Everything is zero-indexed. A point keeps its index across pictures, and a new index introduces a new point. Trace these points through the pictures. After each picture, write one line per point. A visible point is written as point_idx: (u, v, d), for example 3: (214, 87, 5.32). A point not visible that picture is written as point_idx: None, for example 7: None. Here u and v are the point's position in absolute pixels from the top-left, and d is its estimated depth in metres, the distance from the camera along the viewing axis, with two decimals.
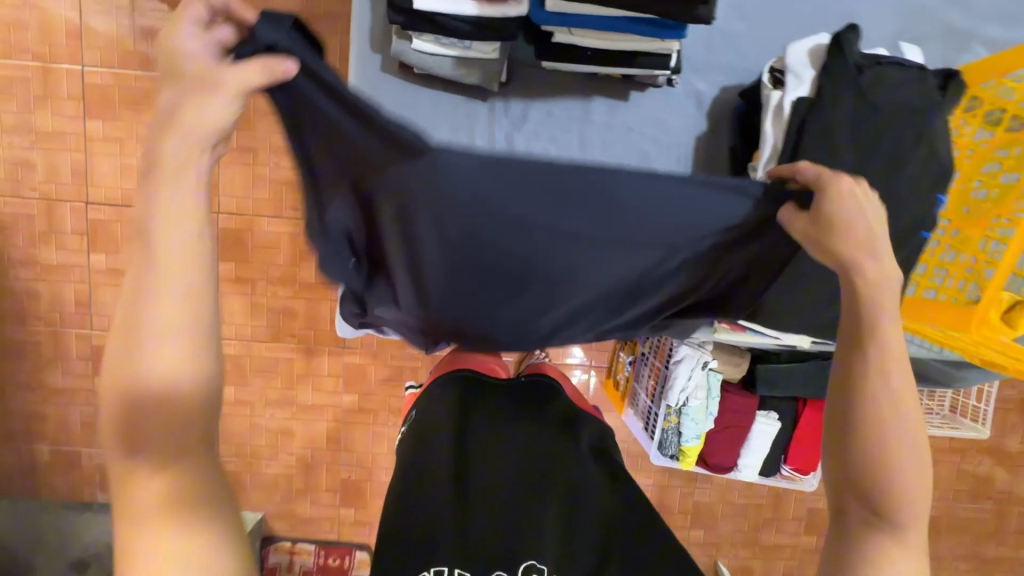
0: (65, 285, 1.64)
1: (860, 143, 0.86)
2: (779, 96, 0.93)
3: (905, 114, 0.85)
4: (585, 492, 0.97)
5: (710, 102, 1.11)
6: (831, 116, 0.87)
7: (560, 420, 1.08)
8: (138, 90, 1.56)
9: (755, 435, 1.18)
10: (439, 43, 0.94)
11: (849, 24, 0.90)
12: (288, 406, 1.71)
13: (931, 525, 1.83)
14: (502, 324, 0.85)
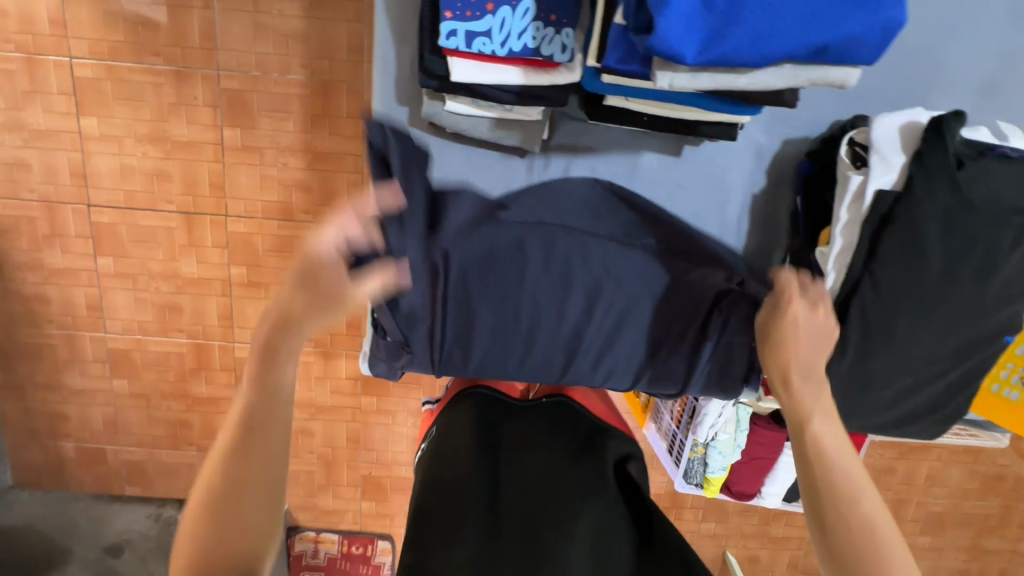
0: (75, 288, 1.60)
1: (951, 242, 0.85)
2: (860, 181, 0.88)
3: (999, 214, 0.84)
4: (614, 524, 0.83)
5: (771, 156, 1.06)
6: (923, 214, 0.85)
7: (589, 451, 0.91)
8: (133, 84, 1.46)
9: (781, 466, 1.18)
10: (476, 106, 0.95)
11: (953, 110, 0.86)
12: (307, 407, 1.72)
13: (937, 520, 1.88)
14: (529, 350, 1.01)
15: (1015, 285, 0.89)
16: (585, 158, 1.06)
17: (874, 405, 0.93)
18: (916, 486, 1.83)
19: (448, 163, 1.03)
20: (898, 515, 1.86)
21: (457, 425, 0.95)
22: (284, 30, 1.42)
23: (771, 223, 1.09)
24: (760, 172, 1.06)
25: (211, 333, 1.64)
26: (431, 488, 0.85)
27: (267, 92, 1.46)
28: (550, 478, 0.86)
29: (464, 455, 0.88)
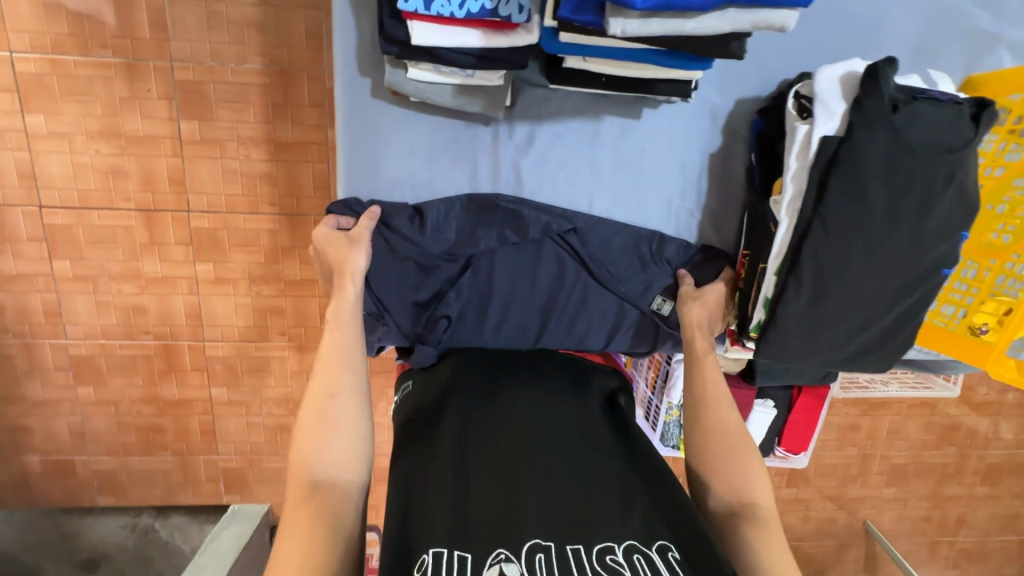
0: (31, 294, 1.54)
1: (892, 182, 0.88)
2: (807, 130, 0.91)
3: (934, 154, 0.88)
4: (598, 458, 0.88)
5: (725, 116, 1.07)
6: (863, 159, 0.88)
7: (567, 404, 0.96)
8: (80, 78, 1.40)
9: (754, 422, 1.23)
10: (438, 72, 0.93)
11: (886, 57, 0.88)
12: (285, 402, 1.70)
13: (901, 471, 1.98)
14: (511, 314, 1.07)
15: (951, 218, 0.92)
16: (548, 123, 1.04)
17: (828, 343, 0.97)
18: (879, 440, 1.93)
19: (410, 133, 1.02)
20: (865, 469, 1.96)
21: (429, 391, 0.98)
22: (238, 18, 1.39)
23: (728, 184, 1.11)
24: (715, 132, 1.08)
25: (180, 333, 1.60)
26: (411, 453, 0.87)
27: (224, 82, 1.43)
28: (530, 432, 0.90)
29: (445, 419, 0.91)
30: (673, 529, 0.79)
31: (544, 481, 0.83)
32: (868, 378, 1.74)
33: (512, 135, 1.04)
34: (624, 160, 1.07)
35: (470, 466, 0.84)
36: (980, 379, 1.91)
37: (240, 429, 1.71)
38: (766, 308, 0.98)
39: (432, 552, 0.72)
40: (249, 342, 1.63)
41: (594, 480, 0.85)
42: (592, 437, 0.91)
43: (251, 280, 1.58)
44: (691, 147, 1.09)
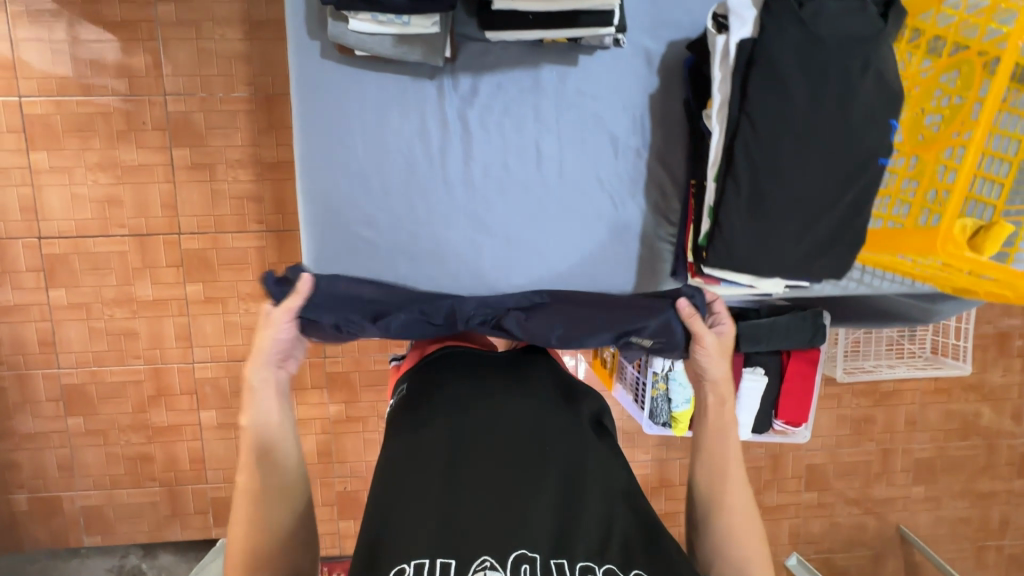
0: (27, 325, 1.57)
1: (814, 71, 0.85)
2: (723, 40, 0.89)
3: (853, 45, 0.84)
4: (593, 453, 0.81)
5: (659, 60, 1.01)
6: (777, 61, 0.85)
7: (565, 399, 0.88)
8: (81, 116, 1.51)
9: (745, 393, 1.18)
10: (376, 21, 0.87)
11: None
12: None
13: (927, 466, 1.86)
14: (467, 274, 1.03)
15: (878, 106, 0.86)
16: (490, 74, 0.99)
17: (778, 243, 0.92)
18: (898, 432, 1.83)
19: (354, 93, 0.95)
20: (888, 466, 1.85)
21: (422, 382, 0.89)
22: (226, 52, 1.51)
23: (669, 122, 1.04)
24: (650, 74, 1.02)
25: (170, 356, 1.62)
26: (401, 448, 0.80)
27: (211, 110, 1.53)
28: (526, 428, 0.82)
29: (434, 411, 0.83)
30: (659, 547, 0.73)
31: (536, 484, 0.76)
32: (872, 363, 1.71)
33: (457, 89, 0.98)
34: (570, 110, 1.01)
35: (459, 462, 0.77)
36: (993, 360, 1.82)
37: (230, 455, 1.67)
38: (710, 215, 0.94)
39: (414, 561, 0.67)
40: (239, 361, 1.63)
41: (590, 482, 0.77)
42: (591, 436, 0.83)
43: (240, 298, 1.61)
44: (630, 92, 1.02)
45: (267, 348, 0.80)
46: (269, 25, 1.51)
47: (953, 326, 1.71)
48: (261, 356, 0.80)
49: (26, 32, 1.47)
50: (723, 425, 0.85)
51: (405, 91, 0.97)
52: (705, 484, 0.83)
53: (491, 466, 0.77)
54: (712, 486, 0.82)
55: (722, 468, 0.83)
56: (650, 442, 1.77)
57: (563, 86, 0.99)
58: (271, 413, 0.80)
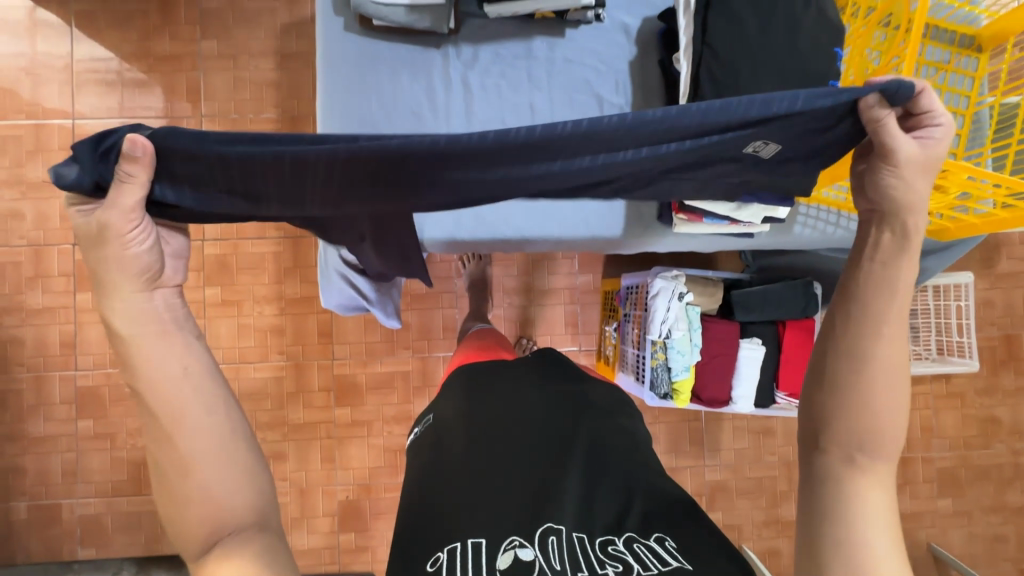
0: (51, 327, 1.64)
1: (764, 14, 0.94)
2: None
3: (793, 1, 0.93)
4: (607, 436, 0.86)
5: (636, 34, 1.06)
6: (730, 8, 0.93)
7: (579, 398, 0.93)
8: None
9: (744, 362, 1.20)
10: None
11: None
12: (279, 427, 1.67)
13: (950, 477, 1.78)
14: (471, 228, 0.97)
15: (823, 39, 0.92)
16: (487, 45, 1.04)
17: None
18: (915, 439, 1.78)
19: (368, 60, 0.99)
20: (909, 476, 1.78)
21: (446, 397, 0.97)
22: (258, 80, 1.70)
23: (650, 89, 1.07)
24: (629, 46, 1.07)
25: None
26: (428, 451, 0.86)
27: (240, 128, 1.69)
28: (541, 428, 0.87)
29: (458, 420, 0.88)
30: (681, 519, 0.73)
31: (554, 472, 0.80)
32: None
33: (458, 55, 1.02)
34: (558, 74, 1.05)
35: (483, 457, 0.81)
36: (1004, 362, 1.80)
37: None
38: None
39: (447, 548, 0.69)
40: (249, 363, 1.67)
41: (604, 466, 0.81)
42: (604, 427, 0.88)
43: (254, 300, 1.67)
44: (610, 60, 1.06)
45: (128, 262, 0.61)
46: (296, 55, 1.71)
47: (955, 324, 1.70)
48: (127, 279, 0.61)
49: (87, 65, 1.69)
50: (890, 274, 0.61)
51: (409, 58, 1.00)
52: (846, 330, 0.62)
53: (513, 462, 0.81)
54: (860, 335, 0.61)
55: (887, 315, 0.61)
56: (659, 449, 1.72)
57: (551, 51, 1.03)
58: (167, 359, 0.60)
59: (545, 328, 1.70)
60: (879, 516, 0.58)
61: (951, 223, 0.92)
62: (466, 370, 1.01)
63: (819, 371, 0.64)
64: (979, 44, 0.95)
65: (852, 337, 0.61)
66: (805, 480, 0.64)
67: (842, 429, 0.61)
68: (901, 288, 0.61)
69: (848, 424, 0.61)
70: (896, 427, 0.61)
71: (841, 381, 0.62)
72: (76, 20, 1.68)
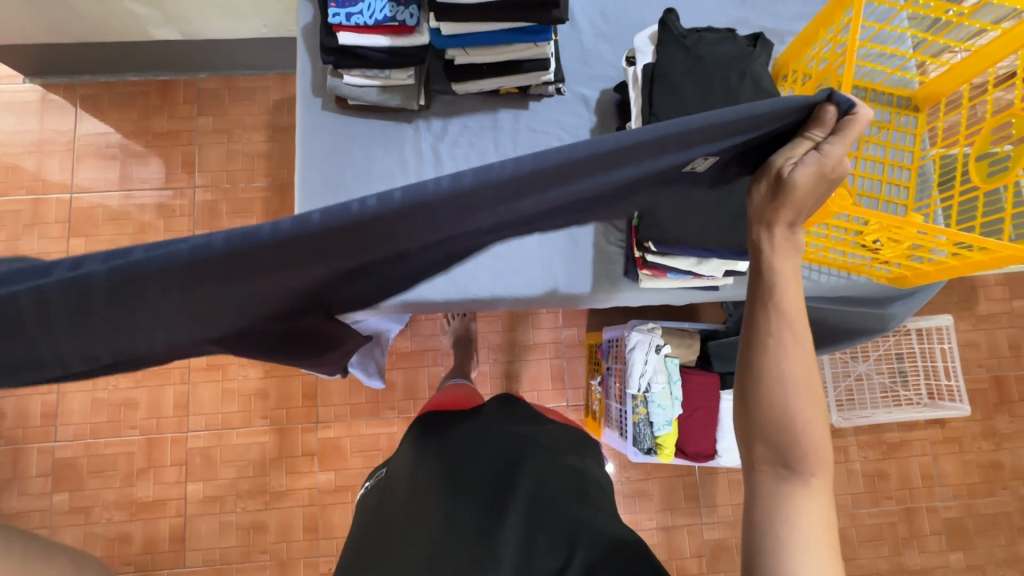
0: (33, 398, 1.63)
1: (701, 80, 0.87)
2: (633, 71, 0.94)
3: (734, 67, 0.87)
4: (552, 474, 0.84)
5: (597, 105, 1.07)
6: None
7: (526, 439, 0.90)
8: (120, 207, 1.75)
9: (726, 414, 1.19)
10: (364, 76, 0.97)
11: (667, 7, 0.91)
12: (261, 496, 1.62)
13: (958, 528, 1.72)
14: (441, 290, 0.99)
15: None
16: (455, 117, 1.05)
17: None
18: (917, 488, 1.73)
19: (344, 138, 1.02)
20: (914, 528, 1.71)
21: (398, 453, 0.98)
22: (250, 152, 1.79)
23: None
24: (591, 116, 1.06)
25: (166, 425, 1.64)
26: (378, 512, 0.88)
27: (231, 196, 1.76)
28: (485, 470, 0.85)
29: (404, 477, 0.89)
30: (621, 561, 0.69)
31: (496, 518, 0.78)
32: (869, 410, 1.67)
33: (428, 130, 1.04)
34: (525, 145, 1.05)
35: (423, 511, 0.82)
36: (997, 404, 1.78)
37: (212, 533, 1.60)
38: None
39: None
40: (232, 430, 1.65)
41: (550, 506, 0.79)
42: (547, 466, 0.85)
43: (240, 364, 1.67)
44: (574, 129, 1.06)
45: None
46: (286, 128, 1.81)
47: (942, 368, 1.70)
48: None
49: (88, 144, 1.78)
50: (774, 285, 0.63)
51: (380, 136, 1.03)
52: (747, 348, 0.63)
53: (456, 511, 0.80)
54: (757, 352, 0.63)
55: (776, 326, 0.62)
56: (653, 506, 1.67)
57: (516, 122, 1.05)
58: None
59: (531, 384, 1.69)
60: (816, 532, 0.57)
61: (909, 271, 0.95)
62: (415, 424, 1.01)
63: (740, 397, 0.64)
64: (916, 104, 1.02)
65: (752, 352, 0.63)
66: (745, 502, 0.63)
67: (765, 443, 0.61)
68: (781, 293, 0.63)
69: (770, 443, 0.61)
70: (820, 433, 0.61)
71: (756, 401, 0.62)
72: (80, 102, 1.79)
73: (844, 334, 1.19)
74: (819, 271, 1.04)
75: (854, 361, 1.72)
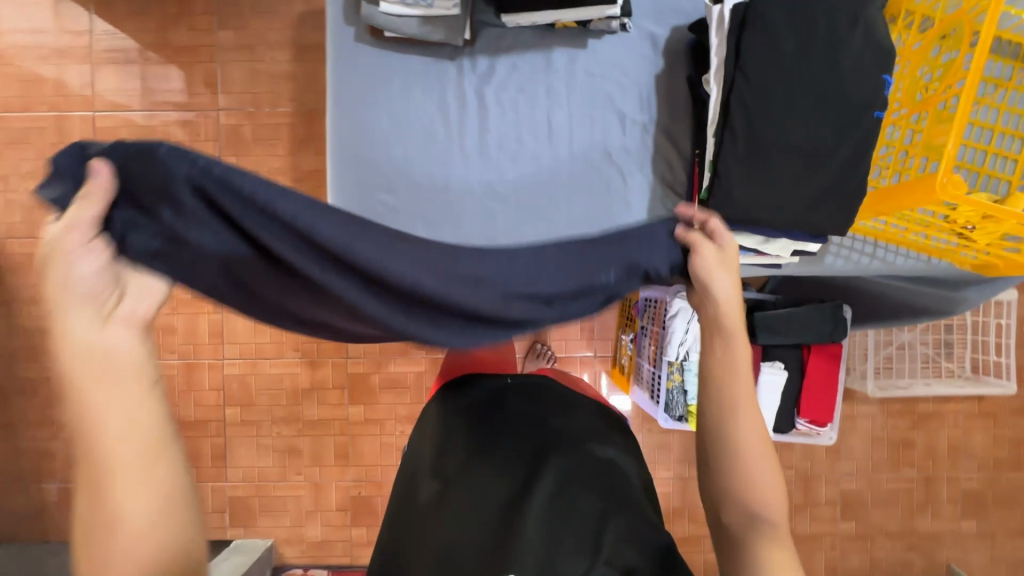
0: None
1: (802, 23, 0.85)
2: (718, 8, 0.90)
3: (824, 16, 0.85)
4: (578, 471, 0.83)
5: (664, 42, 1.02)
6: (766, 11, 0.86)
7: (547, 429, 0.90)
8: (144, 128, 1.68)
9: (763, 387, 1.14)
10: (403, 2, 0.91)
11: None
12: (295, 422, 1.70)
13: (976, 498, 1.72)
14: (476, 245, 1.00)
15: (866, 60, 0.83)
16: (506, 56, 1.02)
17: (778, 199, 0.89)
18: (941, 459, 1.71)
19: (378, 75, 0.98)
20: (932, 496, 1.72)
21: (425, 436, 0.98)
22: (275, 73, 1.67)
23: (676, 106, 1.03)
24: (656, 57, 1.03)
25: (202, 352, 1.69)
26: (408, 495, 0.92)
27: (257, 116, 1.67)
28: (513, 457, 0.87)
29: (433, 462, 0.92)
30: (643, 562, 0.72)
31: (520, 505, 0.80)
32: (908, 381, 1.62)
33: (474, 67, 1.01)
34: (574, 89, 1.02)
35: (448, 501, 0.84)
36: None
37: (249, 453, 1.70)
38: (709, 168, 0.92)
39: None
40: (266, 360, 1.69)
41: (574, 500, 0.80)
42: (571, 455, 0.85)
43: None
44: (637, 72, 1.03)
45: (118, 360, 0.52)
46: (312, 45, 1.67)
47: (993, 342, 1.62)
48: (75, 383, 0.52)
49: (106, 56, 1.68)
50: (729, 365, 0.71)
51: (419, 75, 1.00)
52: (716, 422, 0.72)
53: (483, 505, 0.82)
54: (723, 422, 0.71)
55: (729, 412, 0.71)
56: (672, 457, 1.70)
57: (569, 65, 1.01)
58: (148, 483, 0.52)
59: (560, 333, 1.67)
60: None
61: (1000, 259, 0.86)
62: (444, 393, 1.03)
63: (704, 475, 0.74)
64: None
65: (720, 418, 0.71)
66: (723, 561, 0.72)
67: (730, 510, 0.71)
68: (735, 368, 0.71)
69: (732, 509, 0.71)
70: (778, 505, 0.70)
71: (724, 478, 0.71)
72: (95, 9, 1.66)
73: (904, 311, 1.13)
74: (895, 252, 0.95)
75: (900, 330, 1.64)
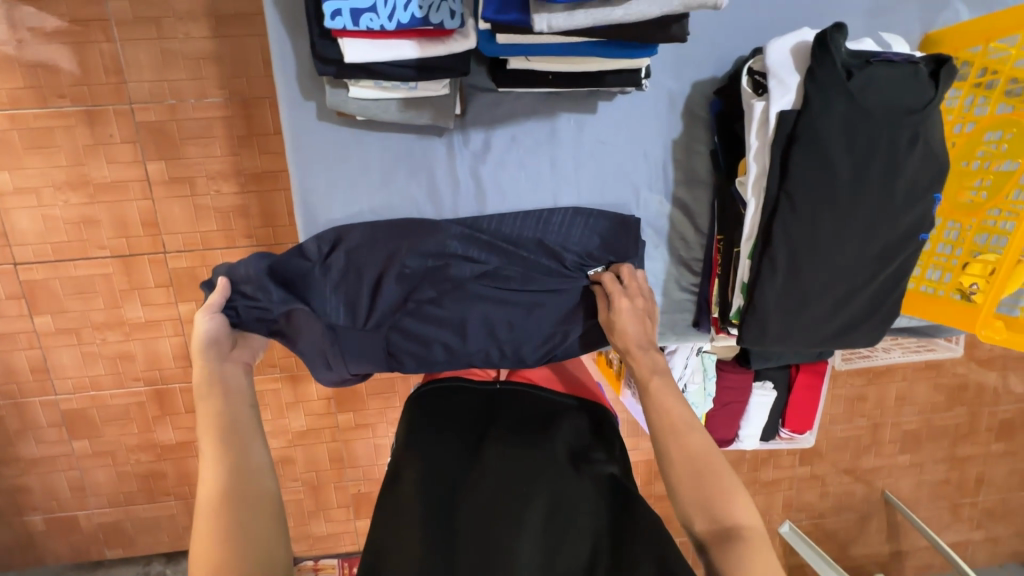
0: (16, 354, 1.52)
1: (857, 144, 0.92)
2: (763, 107, 0.95)
3: (874, 122, 0.91)
4: (575, 490, 0.83)
5: (683, 101, 1.08)
6: (819, 124, 0.91)
7: (542, 445, 0.89)
8: (40, 129, 1.38)
9: (754, 406, 1.23)
10: (380, 87, 0.94)
11: (835, 24, 0.91)
12: (284, 434, 1.68)
13: (913, 437, 1.96)
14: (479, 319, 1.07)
15: (922, 181, 0.95)
16: (503, 127, 1.05)
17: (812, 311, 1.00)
18: (888, 408, 1.91)
19: (357, 158, 1.03)
20: (876, 439, 1.94)
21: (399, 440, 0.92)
22: (192, 53, 1.37)
23: (693, 175, 1.12)
24: (673, 118, 1.09)
25: (171, 376, 1.58)
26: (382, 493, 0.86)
27: (181, 109, 1.40)
28: (499, 466, 0.85)
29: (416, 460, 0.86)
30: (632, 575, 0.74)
31: (510, 523, 0.79)
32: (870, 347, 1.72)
33: (468, 143, 1.05)
34: (586, 157, 1.08)
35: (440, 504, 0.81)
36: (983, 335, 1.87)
37: None
38: (744, 292, 1.02)
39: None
40: None
41: (569, 520, 0.80)
42: (560, 478, 0.84)
43: None
44: (649, 137, 1.09)
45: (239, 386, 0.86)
46: (236, 16, 1.37)
47: None
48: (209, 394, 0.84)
49: None
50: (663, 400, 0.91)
51: (420, 150, 1.04)
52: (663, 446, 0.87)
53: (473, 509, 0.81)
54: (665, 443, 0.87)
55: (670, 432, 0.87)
56: None
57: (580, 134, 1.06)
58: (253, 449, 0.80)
59: None
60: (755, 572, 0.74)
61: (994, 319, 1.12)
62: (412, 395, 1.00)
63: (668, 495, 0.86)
64: None
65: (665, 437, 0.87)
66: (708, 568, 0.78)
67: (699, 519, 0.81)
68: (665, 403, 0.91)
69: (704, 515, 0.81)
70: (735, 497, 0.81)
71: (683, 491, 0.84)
72: None
73: None
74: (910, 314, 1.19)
75: None
